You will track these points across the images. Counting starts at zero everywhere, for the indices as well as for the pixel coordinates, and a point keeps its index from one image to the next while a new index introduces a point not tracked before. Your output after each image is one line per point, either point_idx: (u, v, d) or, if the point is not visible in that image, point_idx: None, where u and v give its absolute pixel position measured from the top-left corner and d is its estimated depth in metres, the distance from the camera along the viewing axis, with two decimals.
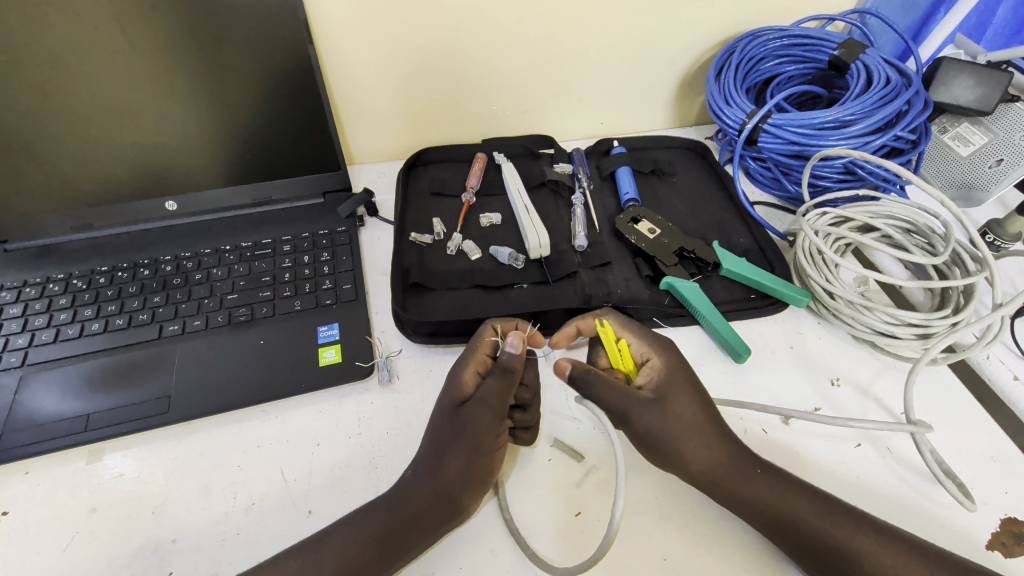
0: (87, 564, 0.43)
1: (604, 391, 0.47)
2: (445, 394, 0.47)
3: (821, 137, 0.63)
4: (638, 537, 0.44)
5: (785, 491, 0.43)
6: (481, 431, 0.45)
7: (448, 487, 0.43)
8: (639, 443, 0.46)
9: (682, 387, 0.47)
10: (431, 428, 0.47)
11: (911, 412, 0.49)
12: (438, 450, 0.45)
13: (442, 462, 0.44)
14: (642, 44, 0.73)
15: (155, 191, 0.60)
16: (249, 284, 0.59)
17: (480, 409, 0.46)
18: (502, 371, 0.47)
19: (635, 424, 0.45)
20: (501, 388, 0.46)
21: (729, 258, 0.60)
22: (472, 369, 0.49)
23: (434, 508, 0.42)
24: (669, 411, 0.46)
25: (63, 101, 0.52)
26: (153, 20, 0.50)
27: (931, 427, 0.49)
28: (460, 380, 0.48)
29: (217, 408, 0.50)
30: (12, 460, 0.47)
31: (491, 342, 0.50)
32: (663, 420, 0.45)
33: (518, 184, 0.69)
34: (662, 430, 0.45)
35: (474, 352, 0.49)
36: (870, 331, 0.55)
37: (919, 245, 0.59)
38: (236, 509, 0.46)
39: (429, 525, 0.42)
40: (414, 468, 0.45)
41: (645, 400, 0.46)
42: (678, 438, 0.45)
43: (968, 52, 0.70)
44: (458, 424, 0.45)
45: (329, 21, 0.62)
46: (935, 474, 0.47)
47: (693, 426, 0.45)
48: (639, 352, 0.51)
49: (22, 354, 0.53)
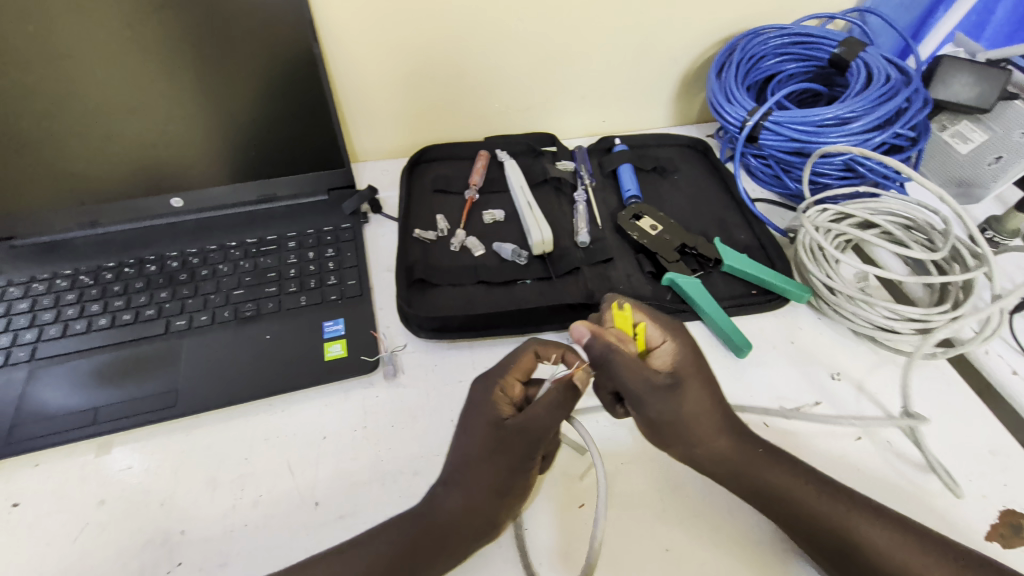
0: (97, 554, 0.43)
1: (621, 370, 0.44)
2: (482, 415, 0.45)
3: (822, 134, 0.64)
4: (640, 528, 0.45)
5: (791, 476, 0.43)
6: (524, 456, 0.44)
7: (480, 504, 0.43)
8: (649, 429, 0.45)
9: (695, 374, 0.45)
10: (462, 448, 0.45)
11: (908, 404, 0.50)
12: (471, 468, 0.44)
13: (475, 481, 0.43)
14: (643, 43, 0.73)
15: (161, 189, 0.61)
16: (254, 280, 0.60)
17: (523, 436, 0.44)
18: (554, 401, 0.44)
19: (649, 409, 0.44)
20: (548, 418, 0.44)
21: (730, 254, 0.61)
22: (502, 393, 0.46)
23: (468, 525, 0.42)
24: (682, 398, 0.44)
25: (71, 100, 0.53)
26: (158, 19, 0.50)
27: (927, 420, 0.49)
28: (498, 402, 0.46)
29: (222, 402, 0.51)
30: (21, 453, 0.48)
31: (526, 366, 0.48)
32: (677, 409, 0.44)
33: (521, 181, 0.69)
34: (678, 413, 0.44)
35: (506, 375, 0.47)
36: (869, 326, 0.56)
37: (918, 241, 0.60)
38: (243, 501, 0.46)
39: (465, 540, 0.42)
40: (444, 484, 0.44)
41: (661, 386, 0.44)
42: (691, 422, 0.44)
43: (967, 50, 0.71)
44: (498, 448, 0.44)
45: (334, 21, 0.63)
46: (928, 462, 0.48)
47: (705, 410, 0.45)
48: (655, 335, 0.47)
49: (30, 349, 0.53)
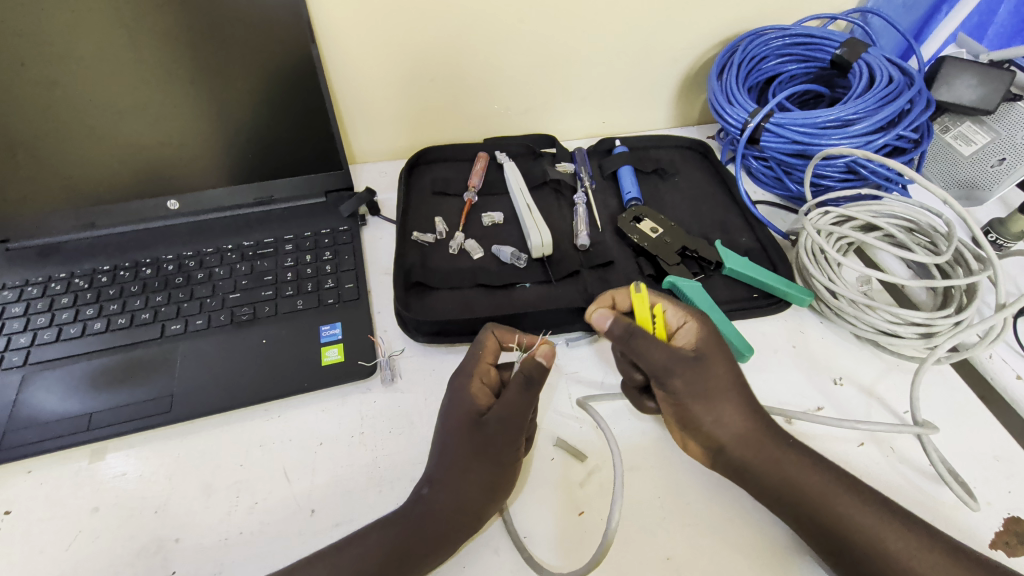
0: (90, 564, 0.43)
1: (646, 344, 0.46)
2: (459, 408, 0.46)
3: (823, 136, 0.63)
4: (641, 536, 0.44)
5: (811, 466, 0.43)
6: (503, 444, 0.44)
7: (469, 502, 0.43)
8: (673, 404, 0.46)
9: (717, 354, 0.47)
10: (447, 447, 0.46)
11: (917, 412, 0.49)
12: (457, 468, 0.44)
13: (462, 478, 0.44)
14: (643, 44, 0.73)
15: (156, 191, 0.60)
16: (250, 283, 0.59)
17: (500, 422, 0.44)
18: (526, 381, 0.44)
19: (675, 382, 0.46)
20: (524, 399, 0.44)
21: (731, 257, 0.60)
22: (479, 382, 0.48)
23: (460, 523, 0.42)
24: (706, 373, 0.46)
25: (63, 102, 0.52)
26: (154, 19, 0.50)
27: (938, 429, 0.49)
28: (473, 392, 0.47)
29: (218, 407, 0.50)
30: (14, 459, 0.47)
31: (492, 349, 0.49)
32: (699, 383, 0.46)
33: (520, 183, 0.69)
34: (701, 387, 0.46)
35: (478, 364, 0.48)
36: (873, 330, 0.55)
37: (921, 244, 0.59)
38: (239, 509, 0.46)
39: (457, 537, 0.42)
40: (431, 486, 0.44)
41: (685, 360, 0.46)
42: (713, 398, 0.46)
43: (969, 51, 0.70)
44: (478, 437, 0.45)
45: (332, 22, 0.62)
46: (940, 474, 0.47)
47: (726, 390, 0.46)
48: (673, 320, 0.50)
49: (24, 354, 0.53)
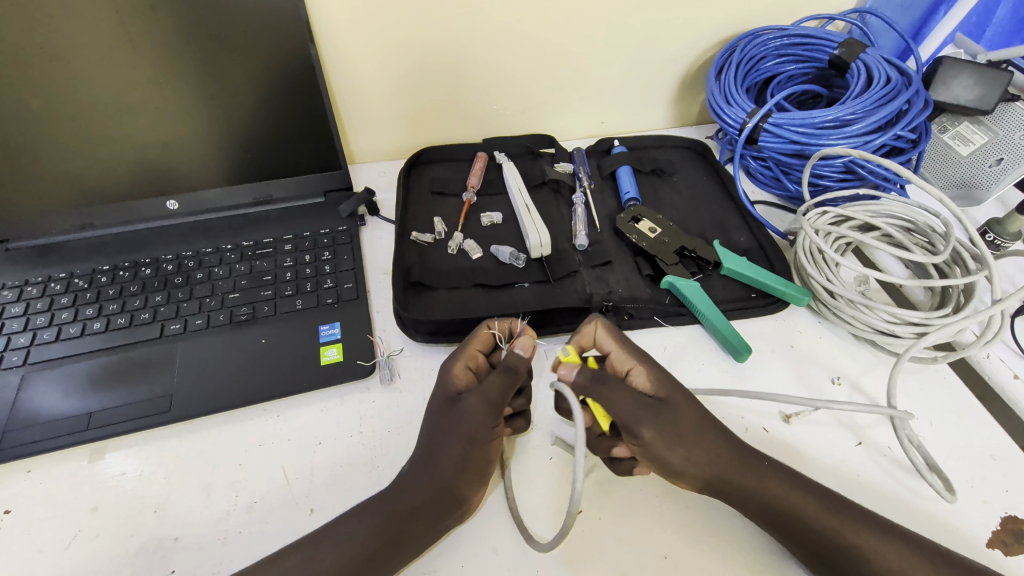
0: (88, 563, 0.43)
1: (612, 394, 0.44)
2: (441, 387, 0.47)
3: (821, 136, 0.63)
4: (637, 535, 0.44)
5: (790, 484, 0.43)
6: (479, 423, 0.44)
7: (445, 480, 0.43)
8: (649, 455, 0.43)
9: (676, 392, 0.47)
10: (427, 423, 0.46)
11: (890, 399, 0.50)
12: (435, 445, 0.44)
13: (439, 453, 0.44)
14: (641, 44, 0.73)
15: (156, 191, 0.60)
16: (249, 284, 0.59)
17: (477, 400, 0.45)
18: (505, 368, 0.46)
19: (646, 431, 0.43)
20: (504, 385, 0.45)
21: (730, 257, 0.60)
22: (463, 365, 0.48)
23: (437, 500, 0.42)
24: (673, 415, 0.45)
25: (63, 103, 0.52)
26: (154, 20, 0.50)
27: (910, 415, 0.49)
28: (454, 374, 0.48)
29: (216, 407, 0.50)
30: (13, 459, 0.47)
31: (486, 338, 0.50)
32: (670, 425, 0.44)
33: (518, 183, 0.69)
34: (672, 432, 0.44)
35: (466, 347, 0.49)
36: (870, 330, 0.55)
37: (919, 244, 0.60)
38: (238, 507, 0.46)
39: (435, 516, 0.42)
40: (412, 464, 0.45)
41: (649, 406, 0.44)
42: (687, 438, 0.44)
43: (968, 52, 0.70)
44: (454, 417, 0.45)
45: (330, 22, 0.62)
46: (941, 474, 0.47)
47: (699, 424, 0.45)
48: (622, 364, 0.49)
49: (23, 353, 0.53)
